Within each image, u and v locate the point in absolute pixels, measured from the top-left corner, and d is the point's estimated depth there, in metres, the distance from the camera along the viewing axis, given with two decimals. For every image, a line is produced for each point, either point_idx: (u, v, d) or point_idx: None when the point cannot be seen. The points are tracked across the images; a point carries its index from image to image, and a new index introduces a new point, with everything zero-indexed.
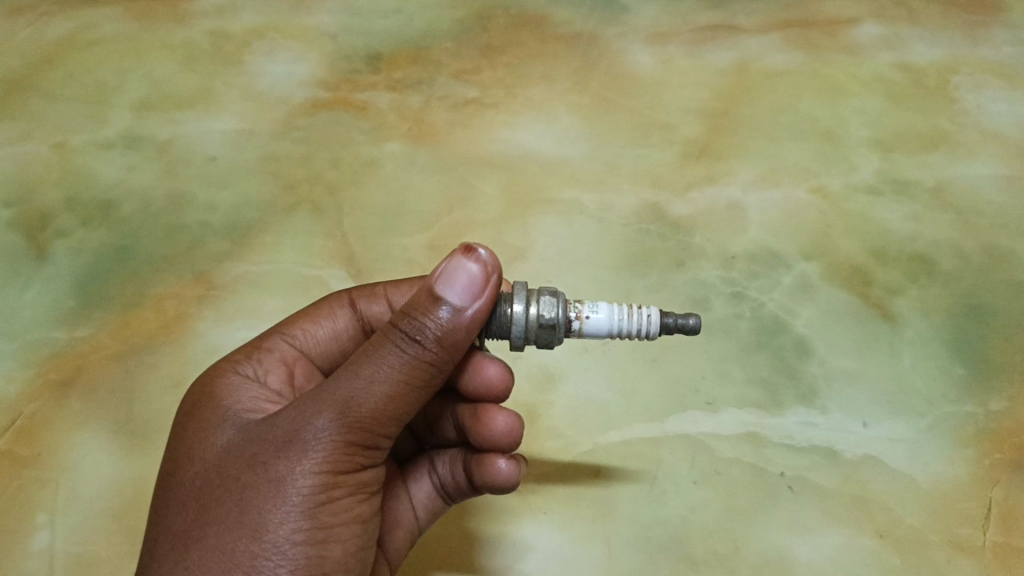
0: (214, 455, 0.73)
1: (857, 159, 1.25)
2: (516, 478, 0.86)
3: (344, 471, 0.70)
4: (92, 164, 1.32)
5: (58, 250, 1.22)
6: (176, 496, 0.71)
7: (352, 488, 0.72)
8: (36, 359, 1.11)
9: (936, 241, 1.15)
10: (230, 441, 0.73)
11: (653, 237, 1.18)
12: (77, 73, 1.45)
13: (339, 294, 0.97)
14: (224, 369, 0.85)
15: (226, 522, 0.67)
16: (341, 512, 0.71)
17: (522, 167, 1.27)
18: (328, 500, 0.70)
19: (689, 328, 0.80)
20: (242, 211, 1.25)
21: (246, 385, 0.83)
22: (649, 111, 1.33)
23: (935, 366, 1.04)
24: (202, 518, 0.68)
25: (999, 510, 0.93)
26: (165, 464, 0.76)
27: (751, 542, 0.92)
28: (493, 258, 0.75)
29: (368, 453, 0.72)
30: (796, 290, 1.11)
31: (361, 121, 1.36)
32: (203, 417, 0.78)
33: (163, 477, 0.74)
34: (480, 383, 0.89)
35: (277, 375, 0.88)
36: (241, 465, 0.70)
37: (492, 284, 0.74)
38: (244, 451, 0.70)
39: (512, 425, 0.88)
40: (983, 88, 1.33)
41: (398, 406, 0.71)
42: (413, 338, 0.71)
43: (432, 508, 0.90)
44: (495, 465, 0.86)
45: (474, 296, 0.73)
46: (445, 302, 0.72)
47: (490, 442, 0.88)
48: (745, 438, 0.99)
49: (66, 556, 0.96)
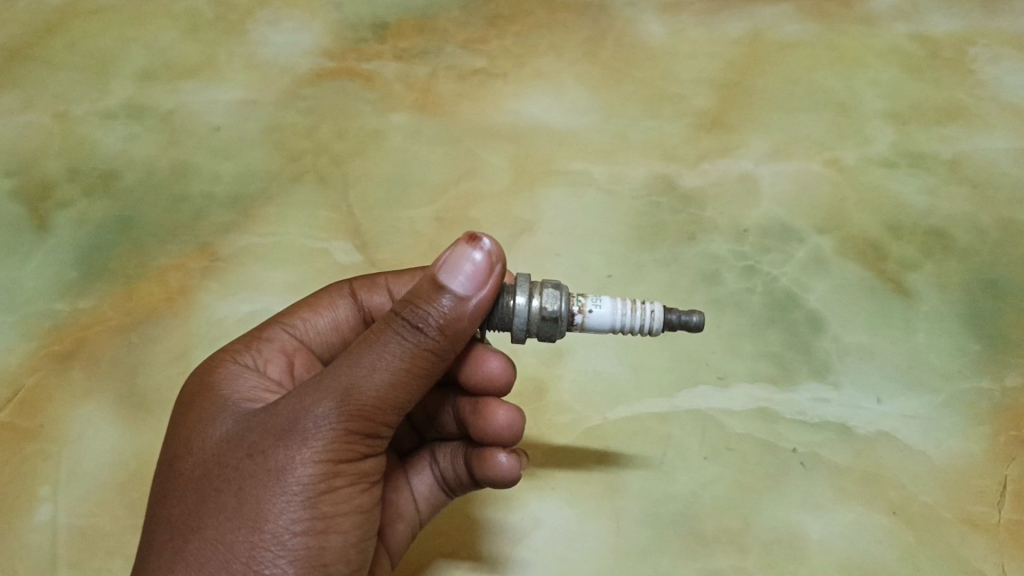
0: (212, 444, 0.71)
1: (872, 132, 1.23)
2: (518, 472, 0.84)
3: (345, 459, 0.69)
4: (95, 134, 1.31)
5: (59, 221, 1.20)
6: (173, 486, 0.70)
7: (353, 478, 0.70)
8: (37, 331, 1.09)
9: (952, 215, 1.13)
10: (228, 431, 0.72)
11: (663, 210, 1.16)
12: (79, 42, 1.43)
13: (340, 284, 0.95)
14: (223, 359, 0.84)
15: (224, 511, 0.66)
16: (343, 502, 0.70)
17: (530, 139, 1.25)
18: (329, 489, 0.68)
19: (693, 325, 0.78)
20: (246, 182, 1.24)
21: (245, 374, 0.82)
22: (659, 82, 1.31)
23: (951, 343, 1.02)
24: (200, 507, 0.67)
25: (1014, 487, 0.92)
26: (163, 455, 0.74)
27: (762, 519, 0.91)
28: (497, 247, 0.74)
29: (369, 442, 0.71)
30: (810, 264, 1.09)
31: (366, 91, 1.34)
32: (201, 406, 0.77)
33: (162, 467, 0.73)
34: (481, 376, 0.87)
35: (278, 365, 0.87)
36: (240, 455, 0.68)
37: (496, 274, 0.73)
38: (243, 441, 0.69)
39: (513, 419, 0.86)
40: (1001, 59, 1.31)
41: (401, 395, 0.70)
42: (416, 326, 0.70)
43: (434, 502, 0.89)
44: (496, 460, 0.85)
45: (478, 284, 0.71)
46: (449, 290, 0.71)
47: (492, 435, 0.87)
48: (755, 413, 0.97)
49: (69, 530, 0.95)
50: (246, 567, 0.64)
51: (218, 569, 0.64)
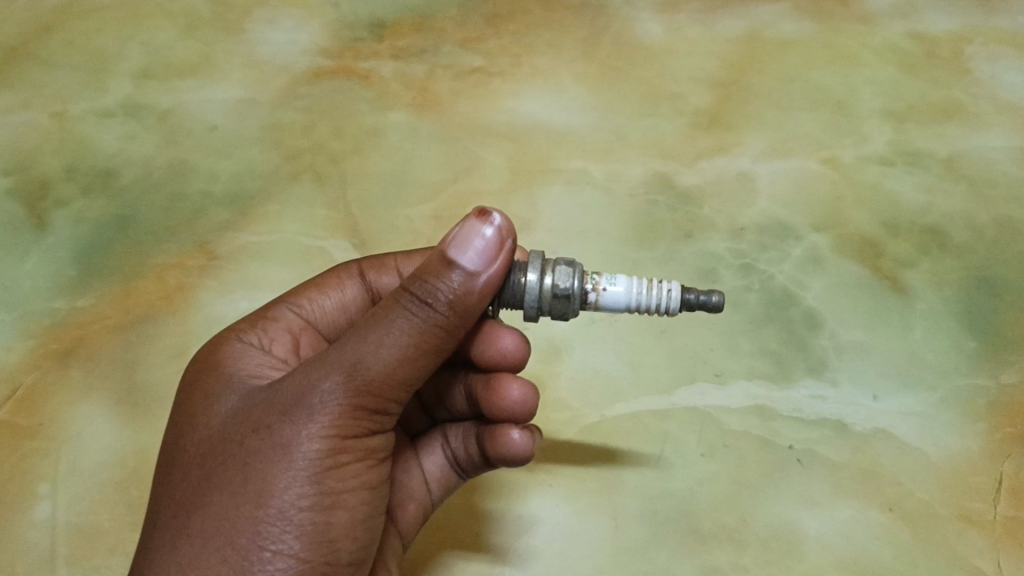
0: (219, 420, 0.71)
1: (869, 130, 1.23)
2: (531, 449, 0.85)
3: (353, 435, 0.69)
4: (93, 132, 1.31)
5: (57, 219, 1.20)
6: (181, 462, 0.70)
7: (361, 454, 0.71)
8: (36, 329, 1.09)
9: (948, 213, 1.13)
10: (235, 407, 0.72)
11: (661, 208, 1.16)
12: (77, 41, 1.43)
13: (349, 265, 0.95)
14: (228, 338, 0.84)
15: (231, 486, 0.66)
16: (351, 478, 0.70)
17: (528, 137, 1.26)
18: (336, 465, 0.68)
19: (712, 305, 0.77)
20: (244, 180, 1.24)
21: (250, 352, 0.82)
22: (657, 80, 1.31)
23: (947, 340, 1.02)
24: (206, 482, 0.67)
25: (1011, 483, 0.92)
26: (170, 432, 0.75)
27: (759, 515, 0.91)
28: (507, 224, 0.74)
29: (377, 418, 0.71)
30: (807, 262, 1.09)
31: (364, 89, 1.34)
32: (207, 385, 0.77)
33: (169, 444, 0.73)
34: (495, 353, 0.87)
35: (283, 344, 0.87)
36: (245, 432, 0.69)
37: (506, 251, 0.73)
38: (249, 418, 0.69)
39: (527, 395, 0.87)
40: (998, 58, 1.31)
41: (408, 371, 0.70)
42: (424, 302, 0.70)
43: (445, 483, 0.90)
44: (509, 436, 0.85)
45: (488, 261, 0.72)
46: (458, 266, 0.71)
47: (506, 411, 0.87)
48: (753, 411, 0.98)
49: (68, 527, 0.95)
50: (252, 542, 0.65)
51: (224, 544, 0.64)
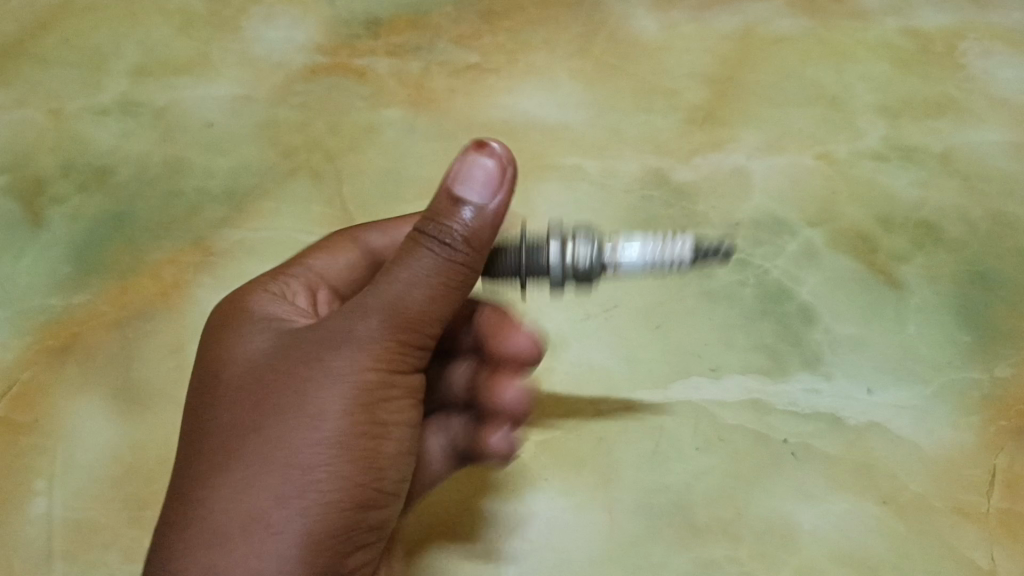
0: (257, 356, 0.83)
1: (863, 125, 1.23)
2: (527, 402, 0.95)
3: (397, 370, 0.79)
4: (88, 130, 1.31)
5: (54, 216, 1.20)
6: (227, 396, 0.80)
7: (407, 390, 0.82)
8: (32, 326, 1.09)
9: (942, 208, 1.14)
10: (270, 344, 0.83)
11: (656, 204, 1.17)
12: (72, 38, 1.43)
13: (346, 232, 1.06)
14: (252, 291, 0.94)
15: (285, 412, 0.76)
16: (395, 411, 0.81)
17: (523, 134, 1.26)
18: (384, 397, 0.79)
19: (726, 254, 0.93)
20: (240, 177, 1.24)
21: (275, 303, 0.91)
22: (652, 76, 1.32)
23: (941, 333, 1.03)
24: (259, 411, 0.77)
25: (1004, 476, 0.93)
26: (202, 371, 0.86)
27: (753, 509, 0.92)
28: (506, 152, 0.79)
29: (416, 356, 0.81)
30: (802, 257, 1.10)
31: (360, 86, 1.34)
32: (236, 325, 0.88)
33: (204, 382, 0.84)
34: (494, 315, 0.96)
35: (303, 297, 0.97)
36: (289, 357, 0.80)
37: (507, 180, 0.79)
38: (289, 346, 0.81)
39: (532, 342, 0.94)
40: (991, 54, 1.32)
41: (436, 307, 0.79)
42: (443, 241, 0.77)
43: (449, 459, 0.95)
44: (509, 387, 0.95)
45: (494, 192, 0.77)
46: (467, 201, 0.77)
47: (510, 354, 0.94)
48: (748, 405, 0.98)
49: (65, 522, 0.96)
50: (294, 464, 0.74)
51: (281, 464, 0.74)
